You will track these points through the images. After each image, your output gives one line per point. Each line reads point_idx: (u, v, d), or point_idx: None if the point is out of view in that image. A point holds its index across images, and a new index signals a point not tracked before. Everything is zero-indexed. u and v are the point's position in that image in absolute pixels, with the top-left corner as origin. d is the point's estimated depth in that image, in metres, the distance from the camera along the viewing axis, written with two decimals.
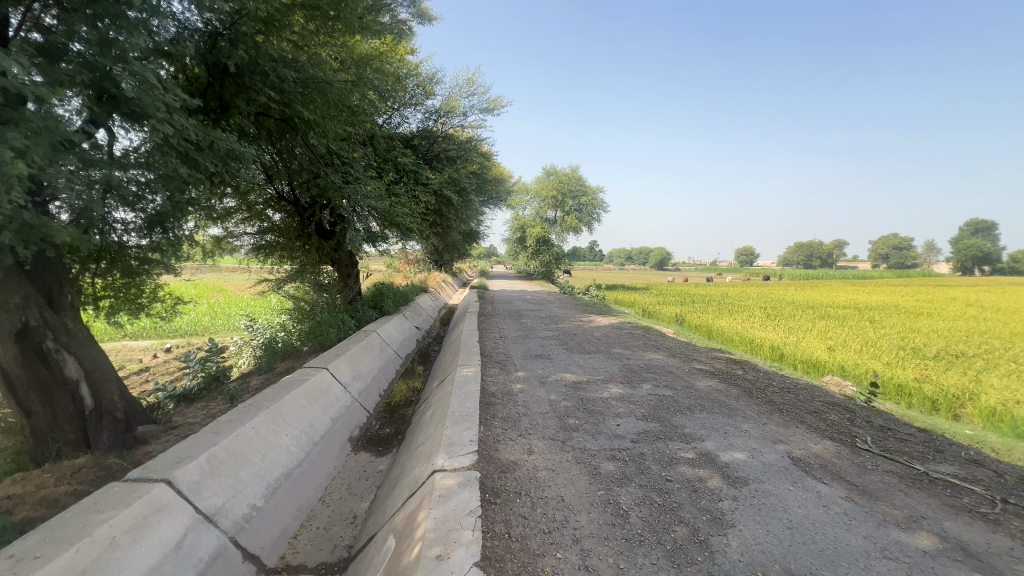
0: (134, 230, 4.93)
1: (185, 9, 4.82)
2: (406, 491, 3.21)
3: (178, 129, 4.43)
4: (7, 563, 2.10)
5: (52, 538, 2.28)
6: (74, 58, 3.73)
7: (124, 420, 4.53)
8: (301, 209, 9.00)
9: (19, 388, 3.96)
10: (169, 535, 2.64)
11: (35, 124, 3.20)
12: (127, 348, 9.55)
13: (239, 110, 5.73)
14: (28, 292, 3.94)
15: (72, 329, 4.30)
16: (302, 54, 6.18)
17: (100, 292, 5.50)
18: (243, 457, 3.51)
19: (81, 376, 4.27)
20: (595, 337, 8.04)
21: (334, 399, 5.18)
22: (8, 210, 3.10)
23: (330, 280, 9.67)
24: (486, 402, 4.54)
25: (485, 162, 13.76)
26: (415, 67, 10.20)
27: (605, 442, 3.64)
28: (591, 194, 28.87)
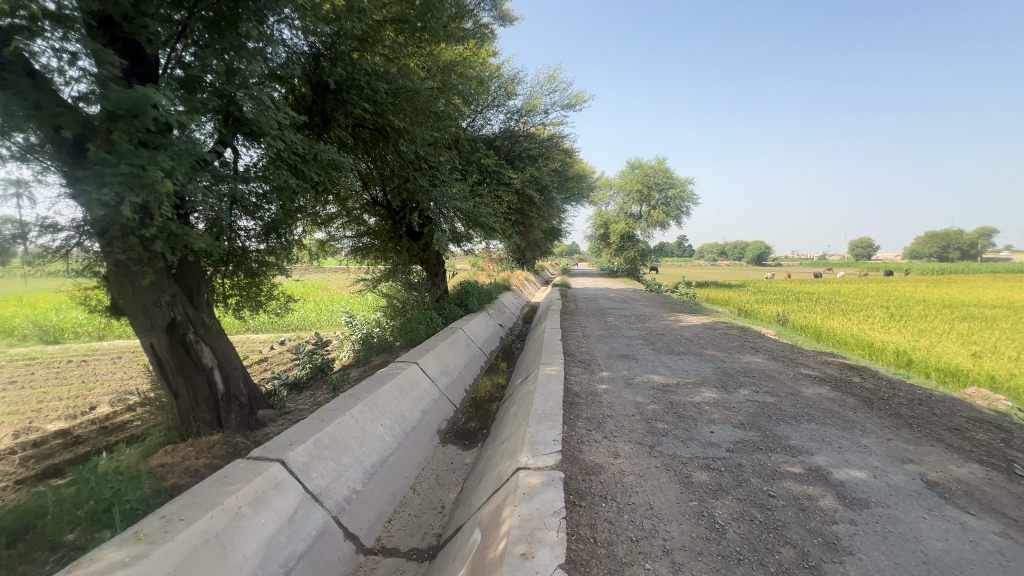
0: (254, 237, 5.58)
1: (293, 35, 5.36)
2: (491, 485, 3.27)
3: (289, 144, 4.92)
4: (161, 522, 2.47)
5: (194, 503, 2.65)
6: (207, 87, 4.28)
7: (248, 405, 5.14)
8: (394, 213, 9.60)
9: (168, 373, 4.63)
10: (283, 510, 2.94)
11: (178, 147, 3.73)
12: (251, 340, 10.87)
13: (338, 123, 6.22)
14: (175, 292, 4.60)
15: (207, 323, 4.94)
16: (392, 66, 6.56)
17: (229, 291, 6.28)
18: (344, 443, 3.81)
19: (214, 364, 4.90)
20: (685, 338, 7.62)
21: (423, 392, 5.44)
22: (158, 221, 3.66)
23: (419, 280, 10.19)
24: (570, 402, 4.49)
25: (567, 159, 13.68)
26: (498, 70, 10.43)
27: (697, 450, 3.43)
28: (679, 186, 27.52)
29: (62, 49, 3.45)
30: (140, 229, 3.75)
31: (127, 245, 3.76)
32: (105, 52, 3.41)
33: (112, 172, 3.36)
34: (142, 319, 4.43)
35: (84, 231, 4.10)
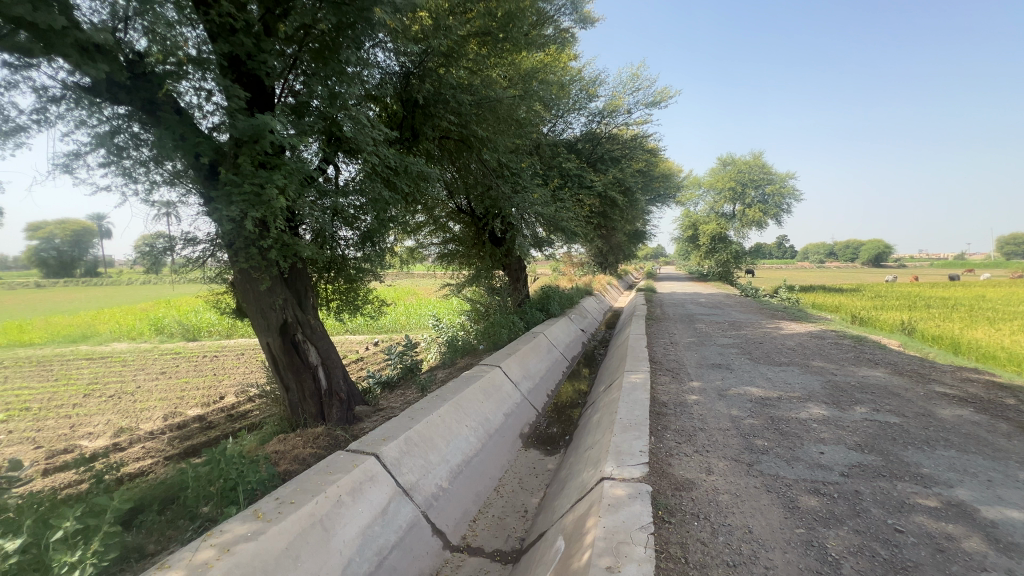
0: (352, 245, 6.04)
1: (386, 57, 5.75)
2: (575, 494, 3.22)
3: (382, 158, 5.27)
4: (276, 503, 2.76)
5: (302, 489, 2.92)
6: (313, 111, 4.73)
7: (346, 400, 5.58)
8: (477, 219, 9.90)
9: (282, 369, 5.16)
10: (378, 501, 3.13)
11: (290, 166, 4.16)
12: (349, 341, 11.81)
13: (426, 136, 6.55)
14: (287, 296, 5.09)
15: (313, 324, 5.42)
16: (476, 78, 6.79)
17: (331, 296, 6.87)
18: (432, 441, 3.98)
19: (319, 363, 5.36)
20: (788, 347, 6.96)
21: (506, 395, 5.52)
22: (274, 233, 4.12)
23: (501, 284, 10.40)
24: (657, 412, 4.29)
25: (651, 159, 13.20)
26: (579, 73, 10.39)
27: (804, 471, 3.10)
28: (779, 182, 25.34)
29: (200, 88, 4.02)
30: (259, 241, 4.24)
31: (249, 255, 4.27)
32: (232, 87, 3.92)
33: (238, 191, 3.84)
34: (261, 320, 4.99)
35: (216, 244, 4.74)
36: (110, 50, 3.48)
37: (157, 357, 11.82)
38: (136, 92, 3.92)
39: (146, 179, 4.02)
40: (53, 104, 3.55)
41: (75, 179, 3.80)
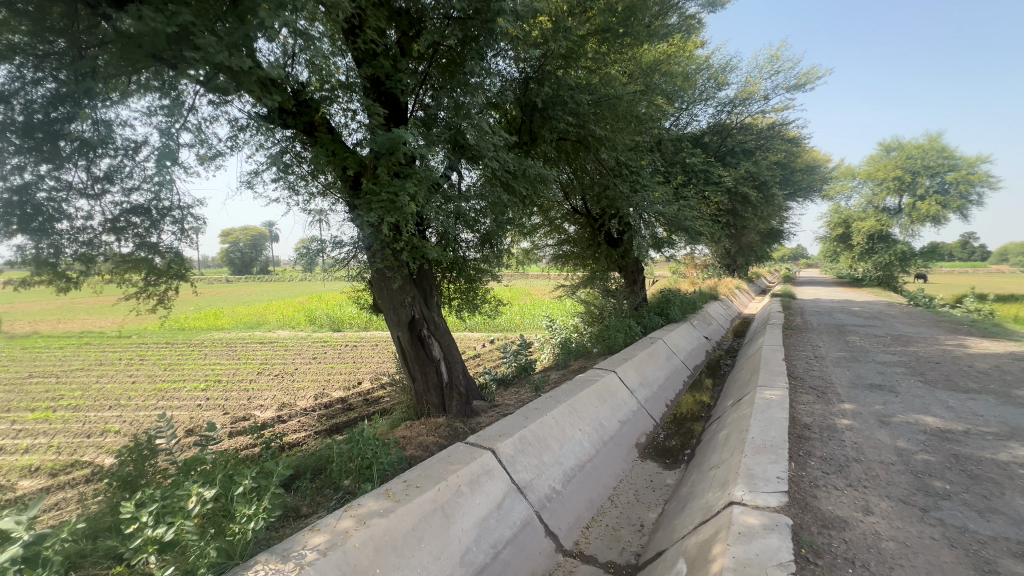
0: (473, 247, 6.34)
1: (507, 65, 5.94)
2: (698, 515, 2.98)
3: (502, 163, 5.43)
4: (404, 485, 3.00)
5: (426, 474, 3.14)
6: (440, 122, 5.06)
7: (465, 394, 5.86)
8: (593, 220, 9.76)
9: (409, 361, 5.62)
10: (494, 495, 3.24)
11: (420, 175, 4.50)
12: (468, 338, 12.47)
13: (544, 138, 6.61)
14: (414, 294, 5.51)
15: (437, 321, 5.79)
16: (595, 77, 6.68)
17: (453, 295, 7.28)
18: (545, 442, 4.00)
19: (441, 357, 5.71)
20: (979, 370, 5.65)
21: (621, 401, 5.33)
22: (405, 237, 4.50)
23: (617, 286, 10.12)
24: (798, 436, 3.78)
25: (792, 149, 11.78)
26: (707, 60, 9.69)
27: (1005, 528, 2.48)
28: (966, 167, 20.87)
29: (349, 109, 4.55)
30: (393, 244, 4.66)
31: (385, 256, 4.71)
32: (374, 106, 4.36)
33: (376, 199, 4.27)
34: (393, 316, 5.48)
35: (358, 246, 5.34)
36: (282, 83, 4.10)
37: (310, 344, 13.72)
38: (299, 117, 4.55)
39: (306, 191, 4.71)
40: (241, 131, 4.27)
41: (255, 193, 4.55)
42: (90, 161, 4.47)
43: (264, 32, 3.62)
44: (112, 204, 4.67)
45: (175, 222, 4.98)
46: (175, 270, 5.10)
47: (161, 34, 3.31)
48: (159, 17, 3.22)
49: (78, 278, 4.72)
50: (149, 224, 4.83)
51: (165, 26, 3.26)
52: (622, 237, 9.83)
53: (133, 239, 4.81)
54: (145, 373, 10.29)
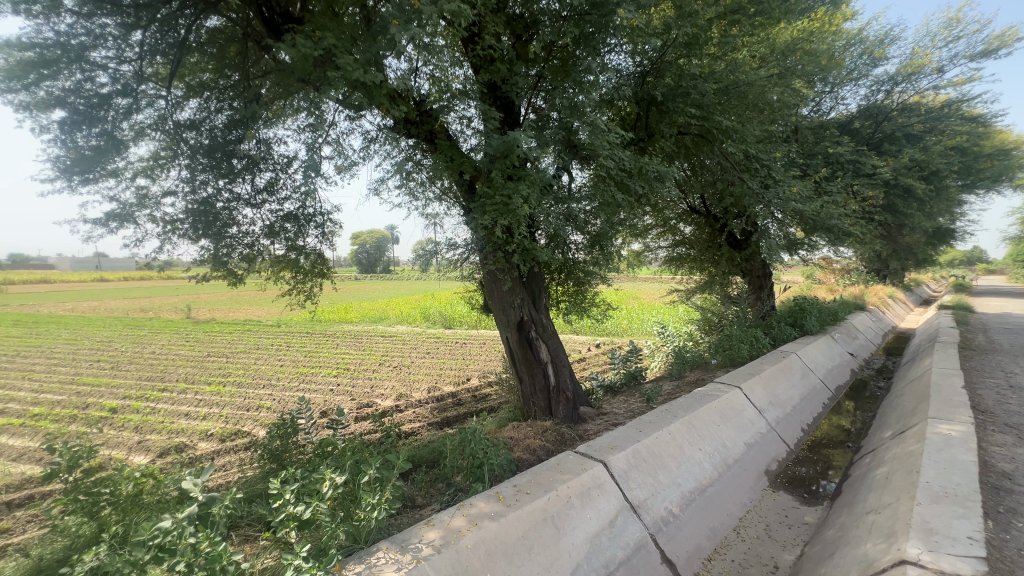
0: (582, 249, 6.20)
1: (622, 59, 5.71)
2: (854, 568, 2.51)
3: (617, 162, 5.20)
4: (514, 490, 2.98)
5: (536, 481, 3.08)
6: (554, 123, 4.99)
7: (572, 400, 5.72)
8: (713, 220, 9.02)
9: (517, 363, 5.66)
10: (605, 511, 3.07)
11: (532, 178, 4.46)
12: (573, 341, 12.37)
13: (661, 135, 6.20)
14: (523, 295, 5.52)
15: (545, 323, 5.75)
16: (721, 63, 6.14)
17: (561, 296, 7.19)
18: (661, 460, 3.72)
19: (549, 360, 5.64)
20: None
21: (747, 421, 4.78)
22: (517, 239, 4.50)
23: (739, 292, 9.22)
24: (992, 486, 3.04)
25: (974, 130, 9.74)
26: (859, 34, 8.43)
27: None
28: None
29: (466, 116, 4.69)
30: (505, 246, 4.71)
31: (497, 257, 4.77)
32: (490, 111, 4.43)
33: (491, 203, 4.33)
34: (503, 317, 5.55)
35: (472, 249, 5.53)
36: (407, 95, 4.36)
37: (424, 339, 14.66)
38: (421, 126, 4.80)
39: (426, 197, 5.00)
40: (371, 142, 4.62)
41: (382, 199, 4.93)
42: (253, 176, 5.18)
43: (394, 48, 3.86)
44: (270, 213, 5.39)
45: (317, 228, 5.59)
46: (315, 269, 5.72)
47: (309, 58, 3.70)
48: (308, 43, 3.60)
49: (244, 275, 5.53)
50: (297, 230, 5.47)
51: (313, 50, 3.65)
52: (747, 238, 8.91)
53: (284, 243, 5.49)
54: (291, 358, 11.85)
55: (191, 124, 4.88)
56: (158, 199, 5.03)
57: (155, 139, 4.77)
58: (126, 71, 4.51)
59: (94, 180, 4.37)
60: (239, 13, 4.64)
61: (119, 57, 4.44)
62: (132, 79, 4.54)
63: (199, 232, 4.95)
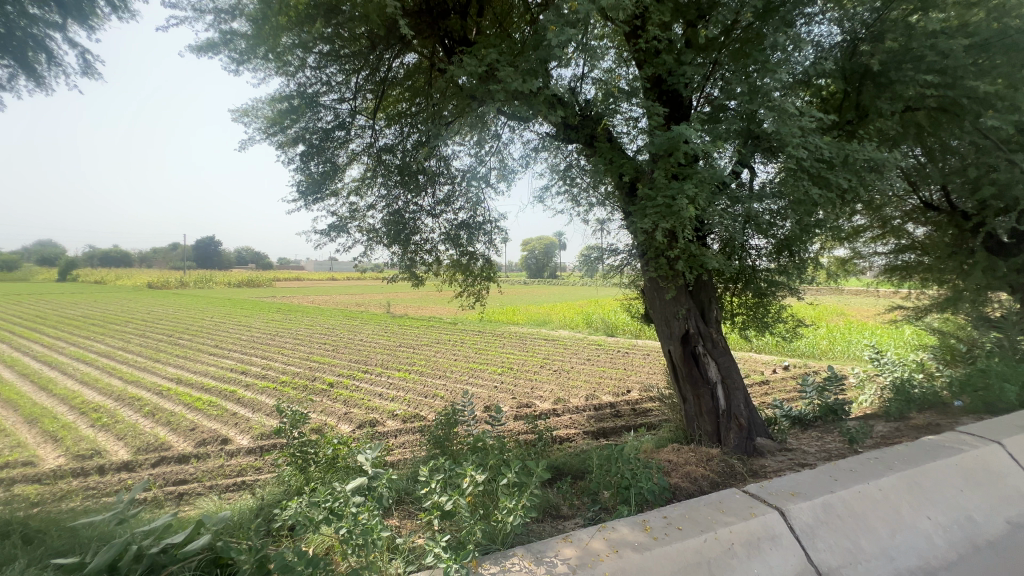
0: (765, 255, 5.34)
1: (824, 29, 4.79)
2: None
3: (814, 150, 4.34)
4: (663, 521, 2.68)
5: (690, 517, 2.73)
6: (731, 113, 4.42)
7: (748, 428, 4.94)
8: (961, 218, 6.93)
9: (681, 380, 5.15)
10: (780, 570, 2.54)
11: (701, 175, 3.99)
12: (754, 360, 10.89)
13: (879, 113, 4.98)
14: (690, 306, 4.99)
15: (716, 338, 5.10)
16: (977, 12, 4.68)
17: (737, 309, 6.34)
18: (865, 522, 2.94)
19: (719, 380, 4.99)
20: None
21: (1011, 490, 3.49)
22: (682, 243, 4.07)
23: (1004, 313, 6.88)
24: None
25: None
26: None
27: None
28: None
29: (630, 116, 4.47)
30: (668, 251, 4.32)
31: (659, 264, 4.41)
32: (655, 106, 4.13)
33: (652, 205, 4.02)
34: (665, 328, 5.10)
35: (634, 254, 5.27)
36: (568, 100, 4.36)
37: (586, 346, 14.62)
38: (582, 130, 4.71)
39: (586, 203, 4.95)
40: (534, 150, 4.74)
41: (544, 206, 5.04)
42: (435, 190, 5.81)
43: (555, 55, 3.89)
44: (447, 221, 5.97)
45: (485, 235, 6.00)
46: (483, 273, 6.15)
47: (476, 75, 3.97)
48: (474, 61, 3.93)
49: (426, 277, 6.24)
50: (468, 237, 5.95)
51: (478, 67, 3.95)
52: (1020, 241, 6.58)
53: (458, 248, 6.01)
54: (464, 354, 13.06)
55: (389, 148, 5.73)
56: (364, 213, 6.04)
57: (363, 163, 5.72)
58: (345, 109, 5.53)
59: (321, 199, 5.46)
60: (427, 48, 5.24)
61: (341, 98, 5.46)
62: (349, 115, 5.54)
63: (392, 240, 5.77)
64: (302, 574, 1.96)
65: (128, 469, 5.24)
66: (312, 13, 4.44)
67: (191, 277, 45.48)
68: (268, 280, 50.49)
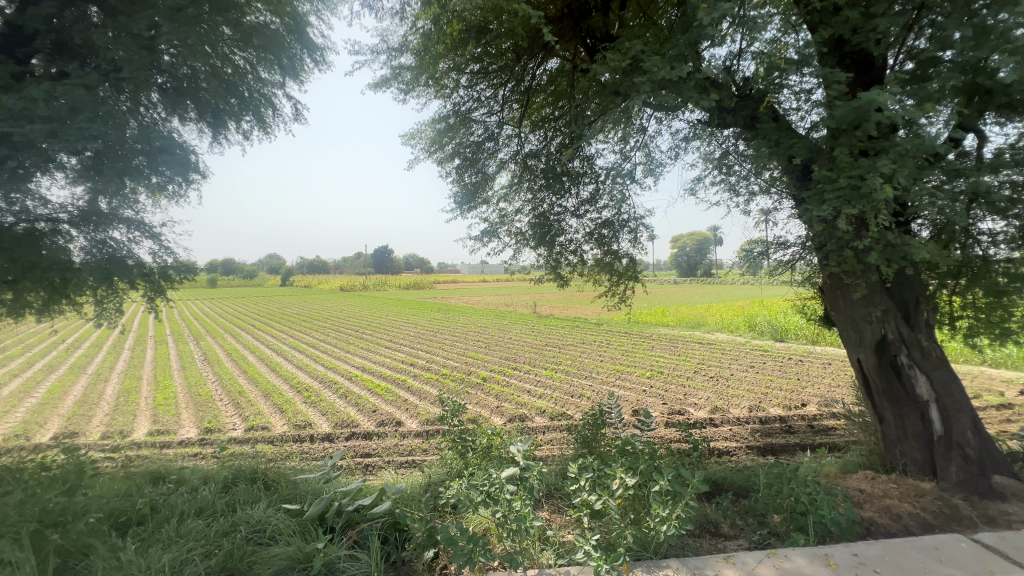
0: (1004, 241, 4.15)
1: None
2: None
3: None
4: (852, 560, 2.31)
5: (890, 560, 2.31)
6: (946, 67, 3.55)
7: (978, 462, 3.87)
8: None
9: (875, 395, 4.29)
10: None
11: (902, 147, 3.27)
12: (987, 377, 8.53)
13: None
14: (888, 306, 4.07)
15: (928, 347, 4.07)
16: None
17: (958, 312, 5.05)
18: None
19: (932, 399, 4.02)
20: None
21: None
22: (874, 232, 3.37)
23: None
24: None
25: None
26: None
27: None
28: None
29: (801, 89, 3.89)
30: (854, 242, 3.63)
31: (842, 258, 3.74)
32: (834, 73, 3.51)
33: (832, 188, 3.44)
34: (852, 333, 4.27)
35: (809, 246, 4.58)
36: (722, 81, 3.98)
37: (749, 351, 13.13)
38: (740, 111, 4.24)
39: (747, 191, 4.47)
40: (684, 139, 4.43)
41: (696, 199, 4.69)
42: (578, 190, 5.84)
43: (706, 34, 3.58)
44: (590, 221, 5.95)
45: (631, 232, 5.82)
46: (629, 272, 5.96)
47: (619, 70, 3.91)
48: (618, 56, 3.86)
49: (570, 277, 6.32)
50: (613, 235, 5.86)
51: (622, 61, 3.88)
52: None
53: (602, 247, 5.95)
54: (611, 355, 12.85)
55: (533, 153, 5.95)
56: (512, 218, 6.36)
57: (511, 170, 6.04)
58: (493, 121, 5.90)
59: (475, 207, 5.91)
60: (570, 51, 5.27)
61: (490, 112, 5.85)
62: (497, 127, 5.90)
63: (538, 242, 5.98)
64: (464, 548, 2.14)
65: (330, 440, 6.38)
66: (465, 37, 4.90)
67: (372, 281, 53.32)
68: (431, 283, 56.45)
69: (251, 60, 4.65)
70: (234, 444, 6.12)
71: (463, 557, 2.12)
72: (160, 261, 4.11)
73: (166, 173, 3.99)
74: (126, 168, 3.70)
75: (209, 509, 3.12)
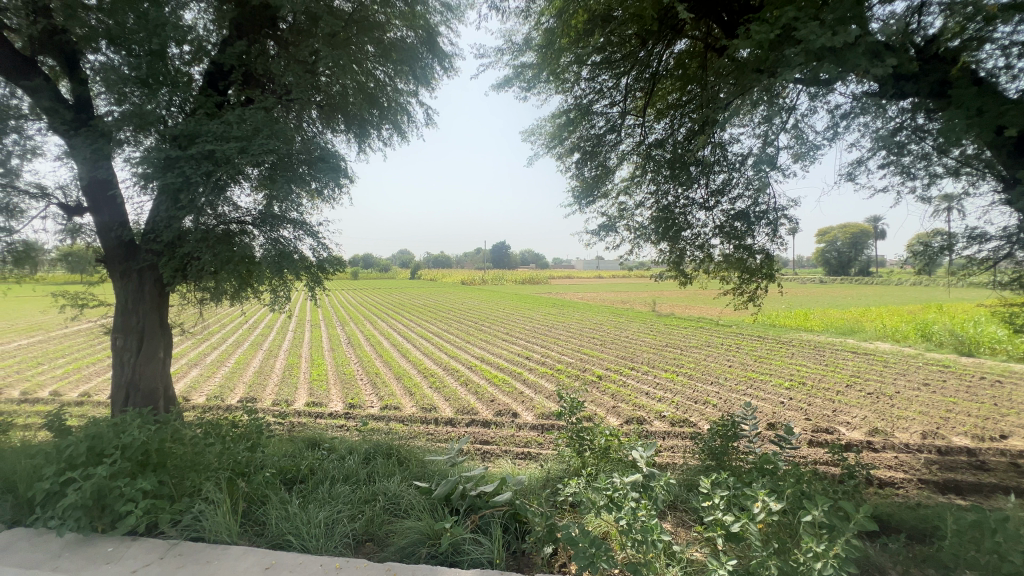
0: None
1: None
2: None
3: None
4: None
5: None
6: None
7: None
8: None
9: None
10: None
11: None
12: None
13: None
14: None
15: None
16: None
17: None
18: None
19: None
20: None
21: None
22: None
23: None
24: None
25: None
26: None
27: None
28: None
29: (1011, 42, 3.08)
30: None
31: None
32: None
33: None
34: None
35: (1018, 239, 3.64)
36: (899, 43, 3.32)
37: (922, 365, 10.96)
38: (925, 77, 3.46)
39: (926, 173, 3.72)
40: (844, 116, 3.79)
41: (855, 186, 4.03)
42: (708, 180, 5.37)
43: None
44: (721, 213, 5.44)
45: (769, 225, 5.20)
46: (766, 270, 5.33)
47: (766, 44, 3.43)
48: (764, 27, 3.41)
49: (694, 274, 5.89)
50: (747, 228, 5.26)
51: (769, 32, 3.42)
52: None
53: (733, 241, 5.40)
54: (740, 360, 11.73)
55: (658, 143, 5.62)
56: (632, 211, 6.10)
57: (632, 161, 5.78)
58: (616, 112, 5.70)
59: (593, 201, 5.79)
60: (701, 29, 4.87)
61: (612, 102, 5.66)
62: (619, 117, 5.68)
63: (660, 237, 5.64)
64: (585, 551, 2.10)
65: (452, 424, 6.80)
66: (589, 27, 4.78)
67: (490, 275, 55.51)
68: (545, 278, 57.06)
69: (389, 73, 5.17)
70: (372, 420, 6.86)
71: (585, 560, 2.07)
72: (317, 255, 4.74)
73: (322, 179, 4.55)
74: (294, 176, 4.30)
75: (354, 476, 3.51)
